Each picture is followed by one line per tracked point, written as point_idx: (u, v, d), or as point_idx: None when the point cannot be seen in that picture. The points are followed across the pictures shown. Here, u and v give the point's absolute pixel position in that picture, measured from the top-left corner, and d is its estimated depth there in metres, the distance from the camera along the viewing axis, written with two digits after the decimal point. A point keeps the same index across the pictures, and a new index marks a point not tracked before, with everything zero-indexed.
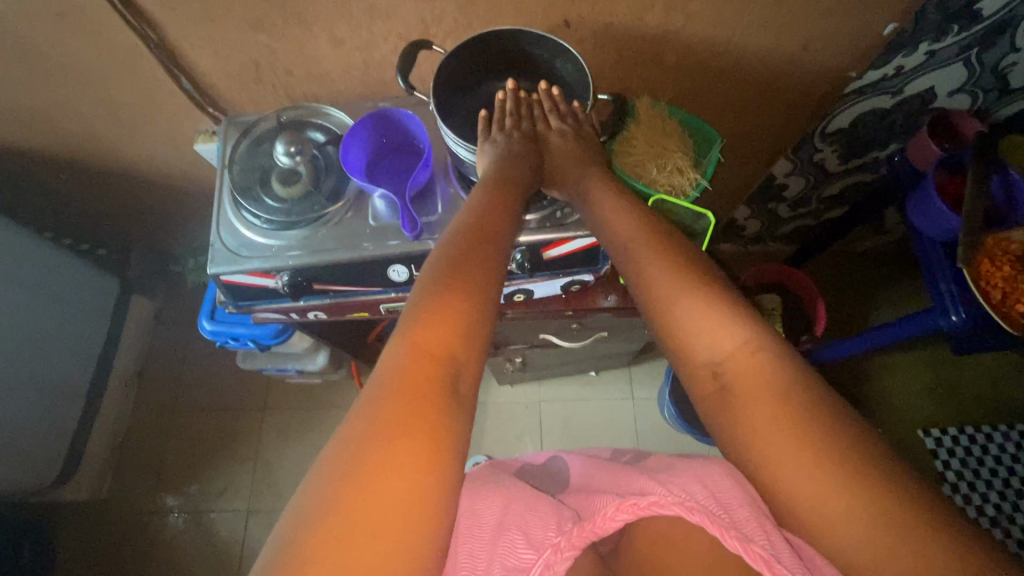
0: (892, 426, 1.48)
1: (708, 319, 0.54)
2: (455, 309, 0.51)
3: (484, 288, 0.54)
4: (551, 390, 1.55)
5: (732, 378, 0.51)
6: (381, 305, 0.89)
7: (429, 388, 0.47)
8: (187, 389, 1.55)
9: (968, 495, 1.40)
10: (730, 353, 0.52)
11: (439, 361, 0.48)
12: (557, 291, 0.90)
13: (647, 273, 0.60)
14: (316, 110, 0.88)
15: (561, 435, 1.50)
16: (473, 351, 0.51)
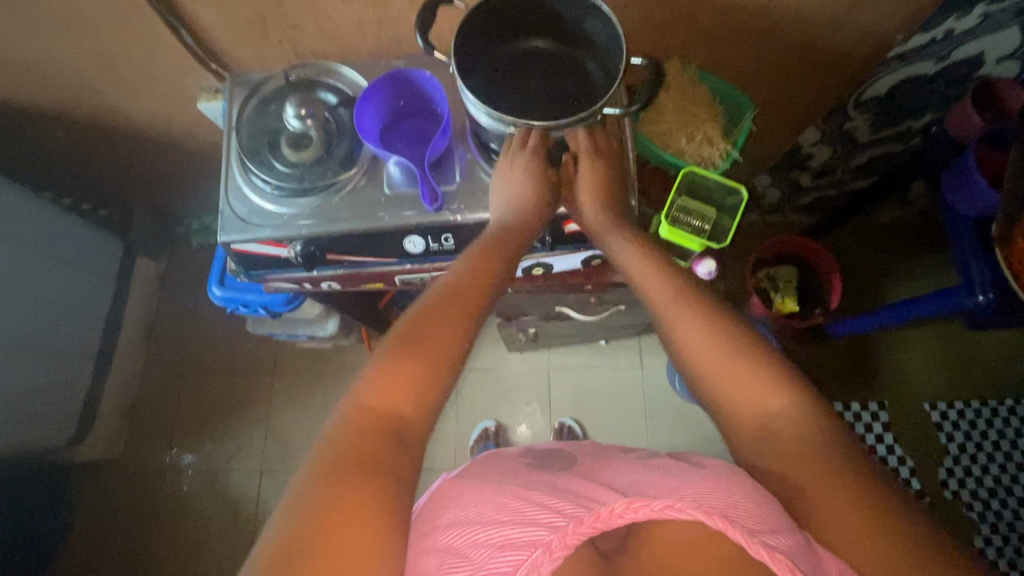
0: (900, 400, 1.49)
1: (735, 369, 0.57)
2: (414, 362, 0.54)
3: (449, 338, 0.56)
4: (559, 358, 1.55)
5: (782, 435, 0.53)
6: (397, 277, 0.87)
7: (381, 440, 0.49)
8: (196, 351, 1.55)
9: (968, 467, 1.44)
10: (777, 413, 0.54)
11: (387, 413, 0.51)
12: (576, 266, 0.88)
13: (673, 322, 0.61)
14: (327, 68, 0.83)
15: (569, 402, 1.51)
16: (425, 400, 0.53)
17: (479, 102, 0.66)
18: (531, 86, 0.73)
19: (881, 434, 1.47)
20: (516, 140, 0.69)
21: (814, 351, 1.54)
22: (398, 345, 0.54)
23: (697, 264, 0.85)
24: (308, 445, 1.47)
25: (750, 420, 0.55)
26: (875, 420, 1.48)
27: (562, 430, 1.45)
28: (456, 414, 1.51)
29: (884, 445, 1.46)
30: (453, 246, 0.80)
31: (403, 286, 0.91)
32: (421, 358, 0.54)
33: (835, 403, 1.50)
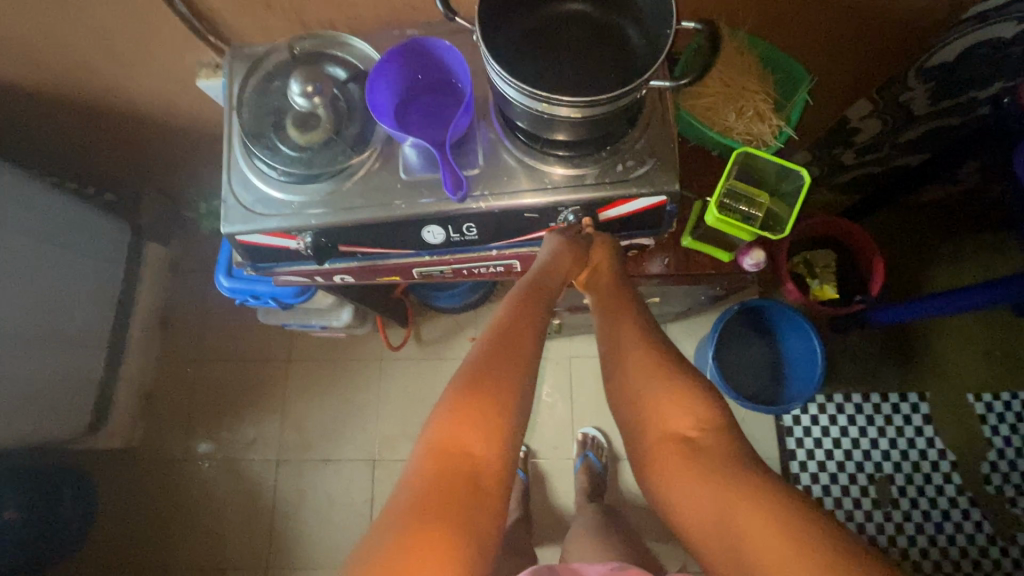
0: (941, 389, 1.41)
1: (676, 393, 0.61)
2: (480, 414, 0.57)
3: (510, 387, 0.59)
4: (582, 348, 1.48)
5: (703, 445, 0.59)
6: (415, 269, 0.81)
7: (451, 483, 0.54)
8: (208, 339, 1.51)
9: (1012, 461, 1.36)
10: (700, 423, 0.60)
11: (459, 457, 0.55)
12: None
13: (643, 375, 0.63)
14: (335, 39, 0.75)
15: (592, 391, 1.45)
16: (493, 446, 0.56)
17: (505, 73, 0.59)
18: (563, 55, 0.64)
19: (922, 426, 1.40)
20: (545, 118, 0.61)
21: (845, 340, 1.45)
22: (460, 394, 0.57)
23: (743, 255, 0.76)
24: (326, 435, 1.44)
25: (670, 437, 0.60)
26: (914, 412, 1.41)
27: (586, 441, 1.39)
28: None
29: (923, 438, 1.39)
30: (477, 235, 0.73)
31: (422, 278, 0.85)
32: (488, 407, 0.57)
33: (872, 394, 1.42)
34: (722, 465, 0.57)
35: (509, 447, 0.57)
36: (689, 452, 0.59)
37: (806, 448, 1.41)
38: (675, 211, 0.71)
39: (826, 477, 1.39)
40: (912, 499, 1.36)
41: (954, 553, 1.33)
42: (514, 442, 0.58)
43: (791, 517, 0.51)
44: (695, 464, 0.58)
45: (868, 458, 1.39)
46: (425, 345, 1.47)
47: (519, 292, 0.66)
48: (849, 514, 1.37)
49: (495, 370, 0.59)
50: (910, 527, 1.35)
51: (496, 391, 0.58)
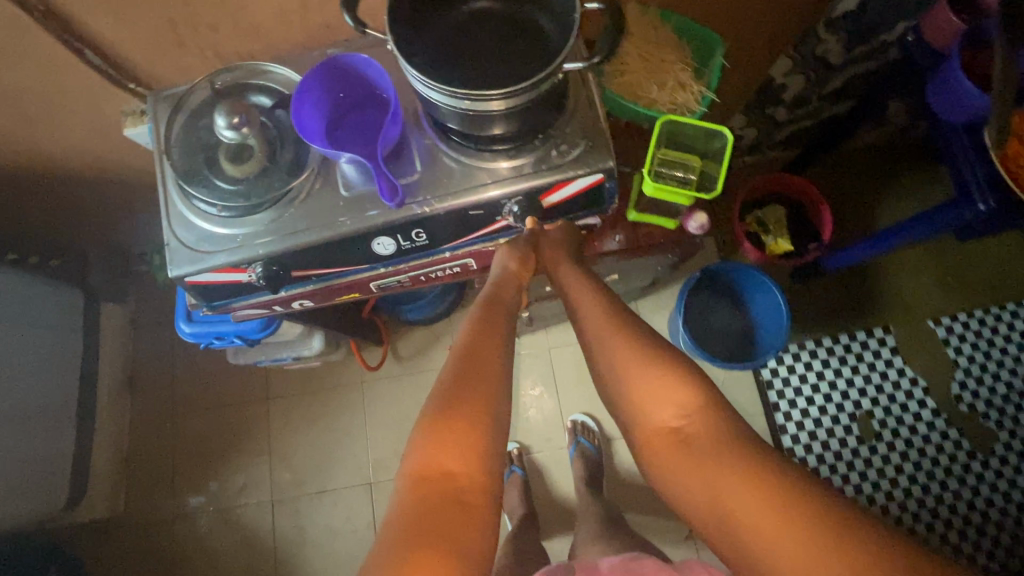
0: (903, 319, 1.48)
1: (659, 384, 0.62)
2: (455, 437, 0.60)
3: (484, 403, 0.62)
4: (559, 338, 1.49)
5: (689, 434, 0.60)
6: (372, 283, 0.81)
7: (437, 505, 0.57)
8: (182, 390, 1.48)
9: (980, 377, 1.43)
10: (685, 412, 0.61)
11: (439, 479, 0.58)
12: None
13: (626, 373, 0.65)
14: (255, 68, 0.75)
15: (575, 377, 1.47)
16: (472, 462, 0.59)
17: (426, 78, 0.60)
18: (481, 53, 0.65)
19: (891, 358, 1.46)
20: (473, 115, 0.63)
21: (809, 289, 1.50)
22: (436, 421, 0.61)
23: (686, 219, 0.79)
24: (317, 468, 1.42)
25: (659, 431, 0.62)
26: (882, 347, 1.46)
27: (577, 428, 1.40)
28: None
29: (894, 369, 1.45)
30: (428, 239, 0.74)
31: (381, 291, 0.85)
32: (462, 430, 0.60)
33: (841, 335, 1.48)
34: (711, 452, 0.58)
35: (486, 465, 0.60)
36: (673, 442, 0.61)
37: (787, 398, 1.45)
38: (614, 188, 0.73)
39: (810, 422, 1.43)
40: (894, 429, 1.42)
41: (940, 474, 1.38)
42: (491, 456, 0.61)
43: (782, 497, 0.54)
44: (683, 456, 0.60)
45: (846, 398, 1.44)
46: (403, 360, 1.46)
47: (480, 309, 0.71)
48: (837, 454, 1.41)
49: (465, 392, 0.62)
50: (896, 457, 1.40)
51: (468, 411, 0.61)
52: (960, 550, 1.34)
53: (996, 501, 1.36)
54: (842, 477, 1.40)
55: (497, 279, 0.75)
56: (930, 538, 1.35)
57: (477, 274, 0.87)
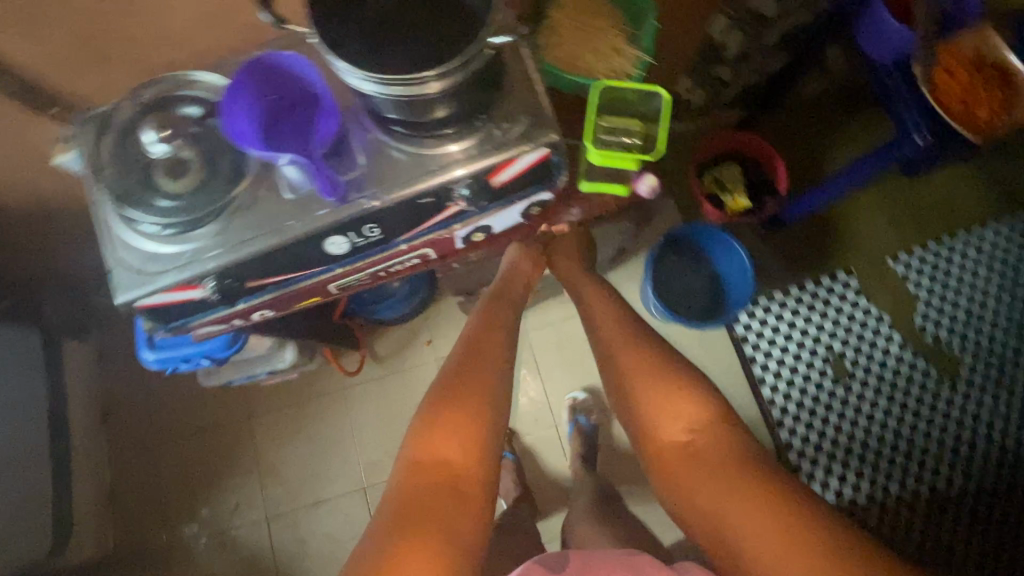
0: (864, 260, 1.52)
1: (672, 403, 0.86)
2: (454, 429, 0.83)
3: (476, 407, 0.86)
4: (555, 315, 1.50)
5: (692, 443, 0.82)
6: (330, 285, 0.80)
7: (434, 485, 0.78)
8: (160, 420, 1.44)
9: (940, 307, 1.48)
10: (693, 426, 0.84)
11: (436, 465, 0.80)
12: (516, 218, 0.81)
13: (649, 391, 0.88)
14: (180, 78, 0.72)
15: (573, 353, 1.48)
16: (469, 451, 0.82)
17: (357, 69, 0.59)
18: None
19: (857, 299, 1.50)
20: (411, 101, 0.61)
21: (774, 241, 1.53)
22: (443, 417, 0.84)
23: (637, 183, 0.78)
24: (309, 478, 1.40)
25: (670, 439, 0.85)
26: (847, 290, 1.50)
27: (576, 405, 1.43)
28: None
29: (860, 310, 1.49)
30: (381, 233, 0.73)
31: (341, 292, 0.84)
32: (463, 420, 0.85)
33: (807, 283, 1.51)
34: (709, 457, 0.81)
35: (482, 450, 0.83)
36: (680, 449, 0.83)
37: (762, 350, 1.49)
38: (561, 161, 0.73)
39: (787, 370, 1.48)
40: (865, 367, 1.47)
41: (912, 404, 1.44)
42: (484, 444, 0.84)
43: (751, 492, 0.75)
44: (683, 459, 0.82)
45: (818, 343, 1.48)
46: (382, 361, 1.45)
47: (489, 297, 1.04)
48: (814, 397, 1.46)
49: (465, 397, 0.86)
50: (870, 393, 1.45)
51: (468, 407, 0.85)
52: (936, 472, 1.40)
53: (965, 423, 1.42)
54: (821, 418, 1.45)
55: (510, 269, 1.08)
56: (909, 465, 1.41)
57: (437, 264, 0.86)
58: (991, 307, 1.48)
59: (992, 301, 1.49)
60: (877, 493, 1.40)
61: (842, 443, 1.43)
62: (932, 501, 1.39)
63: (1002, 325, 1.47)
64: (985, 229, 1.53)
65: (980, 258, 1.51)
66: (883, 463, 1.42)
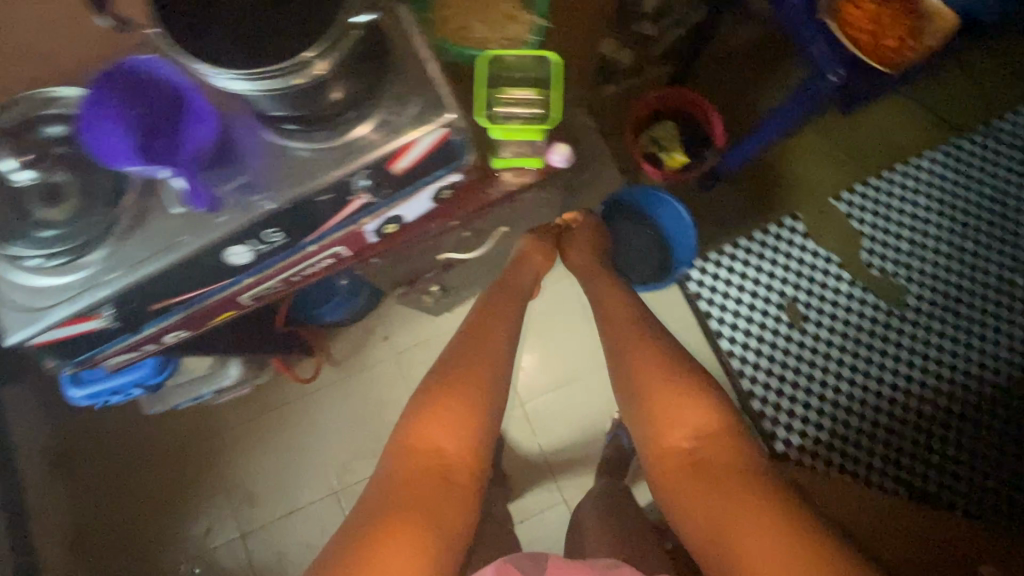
0: (808, 203, 1.53)
1: (684, 417, 0.86)
2: (451, 424, 0.86)
3: (476, 407, 0.88)
4: (576, 305, 1.48)
5: (697, 456, 0.83)
6: (242, 296, 0.77)
7: (426, 478, 0.81)
8: (121, 451, 1.40)
9: (884, 241, 1.51)
10: (696, 438, 0.84)
11: (430, 457, 0.83)
12: (429, 205, 0.77)
13: (663, 406, 0.88)
14: (42, 96, 0.67)
15: (578, 345, 1.47)
16: (461, 446, 0.85)
17: (226, 72, 0.54)
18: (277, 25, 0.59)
19: (804, 243, 1.51)
20: (299, 91, 0.58)
21: (719, 194, 1.52)
22: (440, 416, 0.86)
23: (549, 153, 0.78)
24: (280, 489, 1.38)
25: (674, 450, 0.85)
26: (793, 234, 1.52)
27: (616, 417, 1.40)
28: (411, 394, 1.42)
29: (808, 252, 1.51)
30: (285, 237, 0.70)
31: (256, 302, 0.80)
32: (460, 416, 0.87)
33: (755, 233, 1.52)
34: (718, 470, 0.81)
35: (476, 446, 0.87)
36: (685, 460, 0.84)
37: (717, 304, 1.50)
38: (465, 140, 0.70)
39: (742, 321, 1.49)
40: (818, 308, 1.49)
41: (865, 338, 1.47)
42: (477, 443, 0.87)
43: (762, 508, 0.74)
44: (691, 474, 0.82)
45: (771, 290, 1.50)
46: (339, 363, 1.43)
47: (492, 294, 1.08)
48: (771, 343, 1.48)
49: (462, 395, 0.89)
50: (824, 332, 1.48)
51: (467, 405, 0.88)
52: (893, 400, 1.44)
53: (917, 350, 1.46)
54: (780, 363, 1.47)
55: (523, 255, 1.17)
56: (867, 397, 1.45)
57: (358, 261, 0.83)
58: (933, 234, 1.51)
59: (934, 228, 1.51)
60: (839, 428, 1.43)
61: (801, 385, 1.46)
62: (891, 429, 1.43)
63: (944, 251, 1.50)
64: (921, 158, 1.55)
65: (919, 189, 1.53)
66: (842, 398, 1.45)
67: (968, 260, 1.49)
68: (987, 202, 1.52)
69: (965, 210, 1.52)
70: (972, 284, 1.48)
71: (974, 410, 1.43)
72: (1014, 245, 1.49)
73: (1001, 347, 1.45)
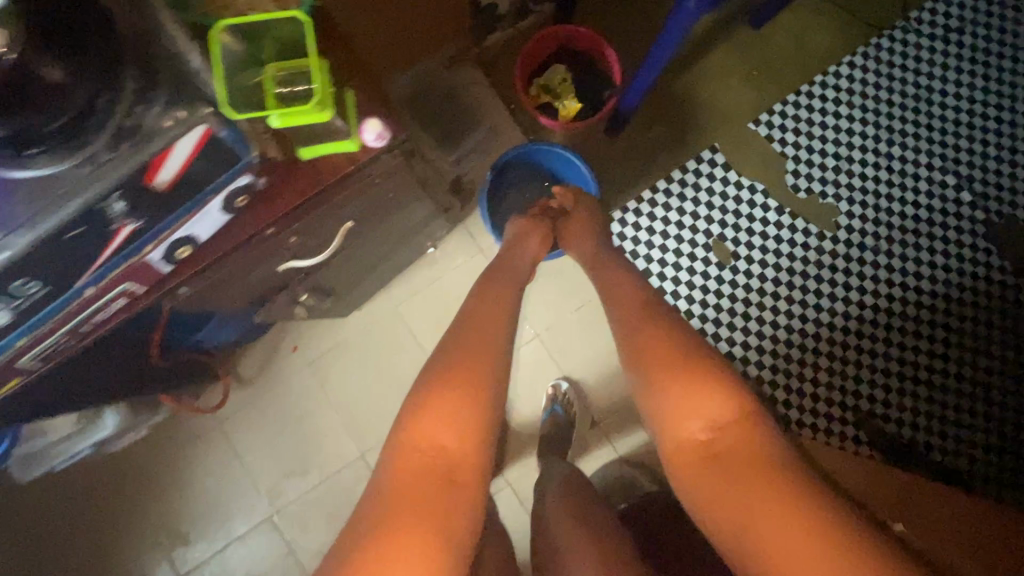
0: (726, 131, 1.42)
1: (704, 399, 0.75)
2: (461, 409, 0.71)
3: (481, 391, 0.74)
4: (557, 275, 1.38)
5: (715, 446, 0.73)
6: (24, 358, 0.65)
7: (430, 474, 0.67)
8: (28, 514, 1.29)
9: (809, 161, 1.41)
10: (713, 427, 0.74)
11: (433, 450, 0.68)
12: (224, 218, 0.64)
13: (671, 392, 0.78)
14: None
15: (576, 327, 1.38)
16: (469, 438, 0.70)
17: None
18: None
19: (725, 175, 1.41)
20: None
21: (629, 136, 1.40)
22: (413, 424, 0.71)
23: (362, 130, 0.66)
24: (212, 524, 1.31)
25: (691, 441, 0.75)
26: (714, 168, 1.41)
27: (554, 394, 1.34)
28: (332, 403, 1.34)
29: (732, 185, 1.40)
30: (45, 287, 0.57)
31: (49, 361, 0.70)
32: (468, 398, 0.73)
33: (674, 173, 1.41)
34: (736, 458, 0.71)
35: (481, 437, 0.72)
36: (703, 452, 0.74)
37: (643, 255, 1.39)
38: (235, 135, 0.57)
39: (672, 269, 1.39)
40: (748, 243, 1.39)
41: (799, 266, 1.39)
42: (485, 431, 0.73)
43: (795, 498, 0.64)
44: (710, 465, 0.72)
45: (697, 232, 1.40)
46: (248, 383, 1.34)
47: (489, 276, 0.96)
48: (704, 288, 1.39)
49: (466, 376, 0.74)
50: (757, 267, 1.39)
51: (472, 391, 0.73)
52: (832, 326, 1.37)
53: (852, 269, 1.38)
54: (715, 307, 1.38)
55: (513, 238, 1.10)
56: (806, 327, 1.37)
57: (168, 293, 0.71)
58: (858, 145, 1.41)
59: (859, 139, 1.41)
60: (780, 364, 1.37)
61: (738, 326, 1.38)
62: (833, 356, 1.36)
63: (871, 161, 1.41)
64: (839, 65, 1.43)
65: (840, 99, 1.43)
66: (781, 333, 1.37)
67: (896, 167, 1.40)
68: (911, 102, 1.42)
69: (889, 113, 1.42)
70: (903, 191, 1.40)
71: (916, 323, 1.36)
72: (943, 144, 1.41)
73: (938, 252, 1.38)
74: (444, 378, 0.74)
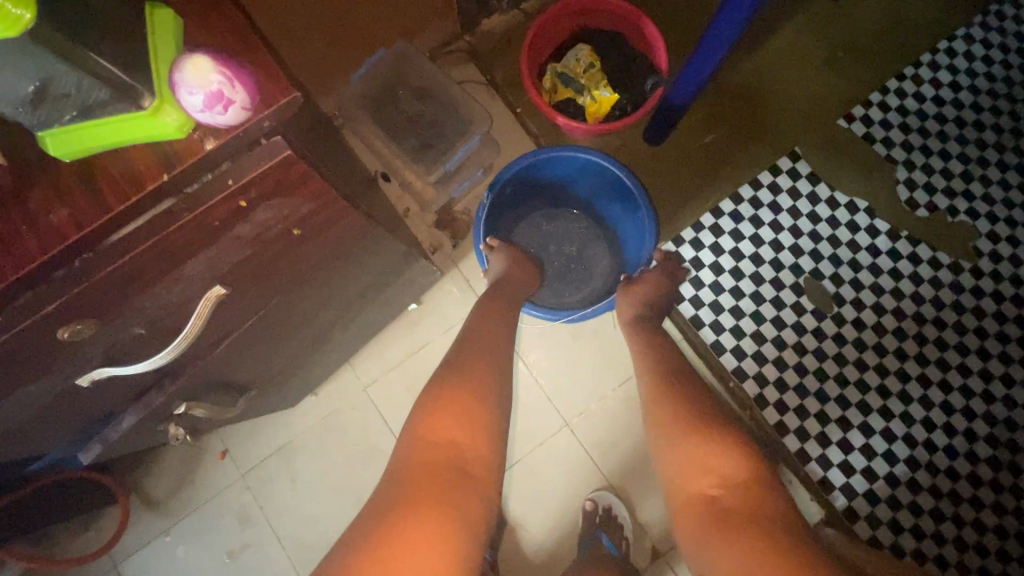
0: (809, 133, 1.04)
1: (711, 448, 0.56)
2: (468, 413, 0.55)
3: (478, 421, 0.55)
4: (589, 341, 0.99)
5: (727, 506, 0.51)
6: None
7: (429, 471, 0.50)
8: None
9: (927, 165, 1.02)
10: (726, 483, 0.53)
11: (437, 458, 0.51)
12: None
13: (675, 439, 0.59)
14: None
15: (606, 409, 0.98)
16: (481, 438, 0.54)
17: None
18: None
19: (813, 191, 1.02)
20: None
21: (676, 144, 1.03)
22: None
23: (177, 85, 0.30)
24: None
25: (696, 499, 0.54)
26: (796, 183, 1.02)
27: (596, 509, 0.93)
28: (274, 532, 0.93)
29: (823, 204, 1.01)
30: None
31: None
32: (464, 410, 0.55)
33: (743, 190, 1.02)
34: (751, 522, 0.49)
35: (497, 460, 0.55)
36: (708, 512, 0.52)
37: (708, 304, 0.99)
38: None
39: (750, 323, 0.98)
40: (853, 282, 0.98)
41: (930, 312, 0.97)
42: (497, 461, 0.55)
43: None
44: (715, 528, 0.50)
45: (780, 268, 0.99)
46: (158, 506, 0.94)
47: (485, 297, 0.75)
48: (798, 347, 0.97)
49: (459, 421, 0.54)
50: (870, 315, 0.97)
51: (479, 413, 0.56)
52: (990, 398, 0.94)
53: (1007, 313, 0.96)
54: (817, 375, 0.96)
55: (502, 276, 0.79)
56: (951, 400, 0.94)
57: None
58: (991, 142, 1.02)
59: (991, 134, 1.02)
60: (921, 455, 0.93)
61: (853, 402, 0.95)
62: (996, 441, 0.93)
63: (1012, 163, 1.01)
64: (952, 39, 1.05)
65: (960, 83, 1.04)
66: (915, 409, 0.94)
67: None
68: None
69: None
70: None
71: None
72: None
73: None
74: (428, 453, 0.51)
